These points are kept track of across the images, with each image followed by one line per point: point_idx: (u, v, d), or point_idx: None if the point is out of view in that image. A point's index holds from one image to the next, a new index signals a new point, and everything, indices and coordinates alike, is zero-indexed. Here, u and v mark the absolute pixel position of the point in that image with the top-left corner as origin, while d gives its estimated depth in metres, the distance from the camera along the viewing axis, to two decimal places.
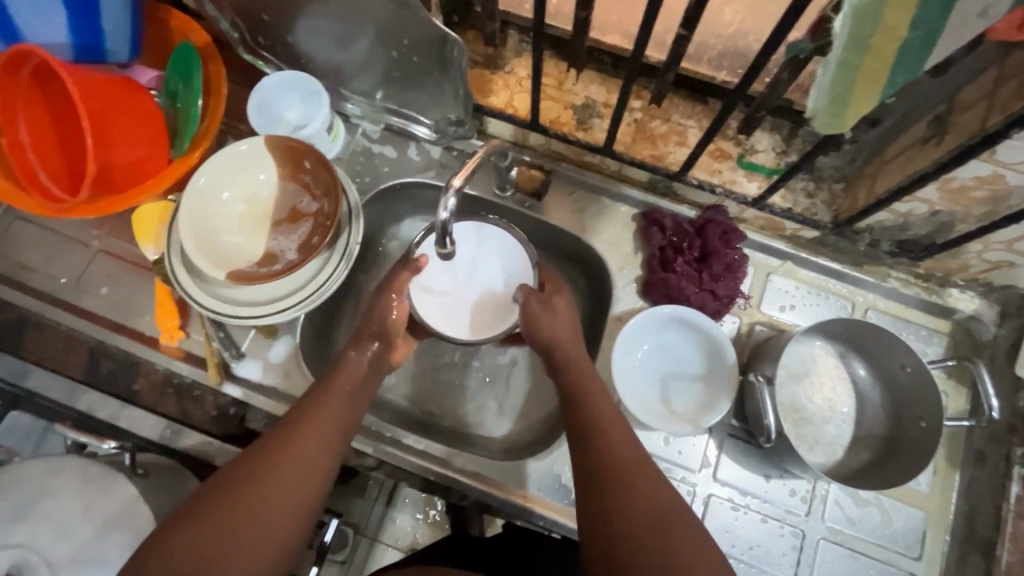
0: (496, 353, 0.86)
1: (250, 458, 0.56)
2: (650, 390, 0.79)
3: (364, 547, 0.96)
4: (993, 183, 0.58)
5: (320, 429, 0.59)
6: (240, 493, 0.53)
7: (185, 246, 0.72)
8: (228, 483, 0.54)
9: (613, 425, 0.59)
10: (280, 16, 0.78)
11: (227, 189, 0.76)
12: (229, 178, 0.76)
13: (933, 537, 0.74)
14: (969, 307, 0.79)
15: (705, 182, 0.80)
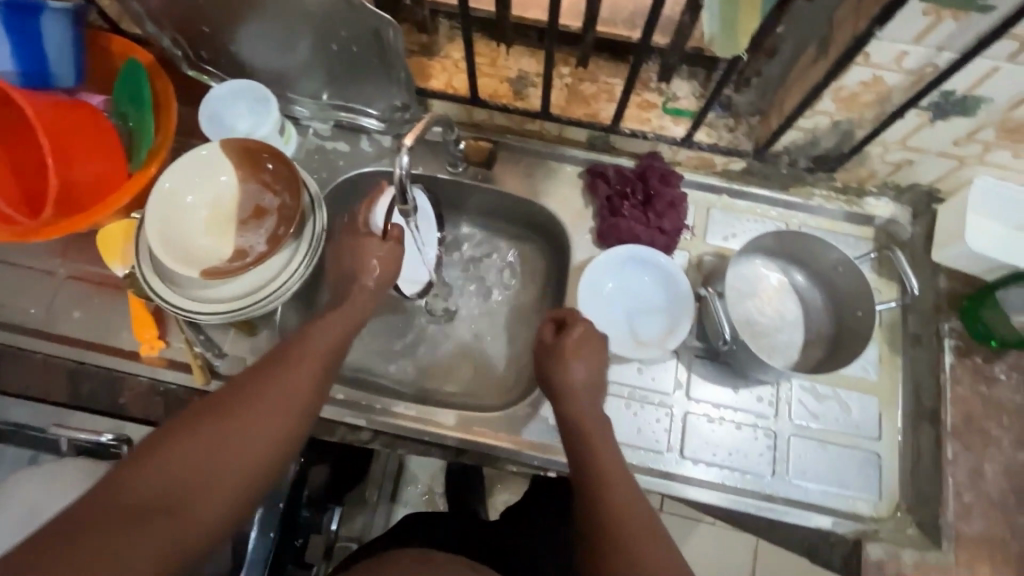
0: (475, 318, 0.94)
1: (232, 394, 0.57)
2: (616, 320, 0.85)
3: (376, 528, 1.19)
4: (876, 85, 0.67)
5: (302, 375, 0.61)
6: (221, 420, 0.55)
7: (154, 251, 0.75)
8: (211, 410, 0.56)
9: (619, 485, 0.61)
10: (221, 26, 0.82)
11: (191, 193, 0.80)
12: (191, 183, 0.79)
13: (889, 417, 0.81)
14: (886, 212, 0.87)
15: (637, 131, 0.87)
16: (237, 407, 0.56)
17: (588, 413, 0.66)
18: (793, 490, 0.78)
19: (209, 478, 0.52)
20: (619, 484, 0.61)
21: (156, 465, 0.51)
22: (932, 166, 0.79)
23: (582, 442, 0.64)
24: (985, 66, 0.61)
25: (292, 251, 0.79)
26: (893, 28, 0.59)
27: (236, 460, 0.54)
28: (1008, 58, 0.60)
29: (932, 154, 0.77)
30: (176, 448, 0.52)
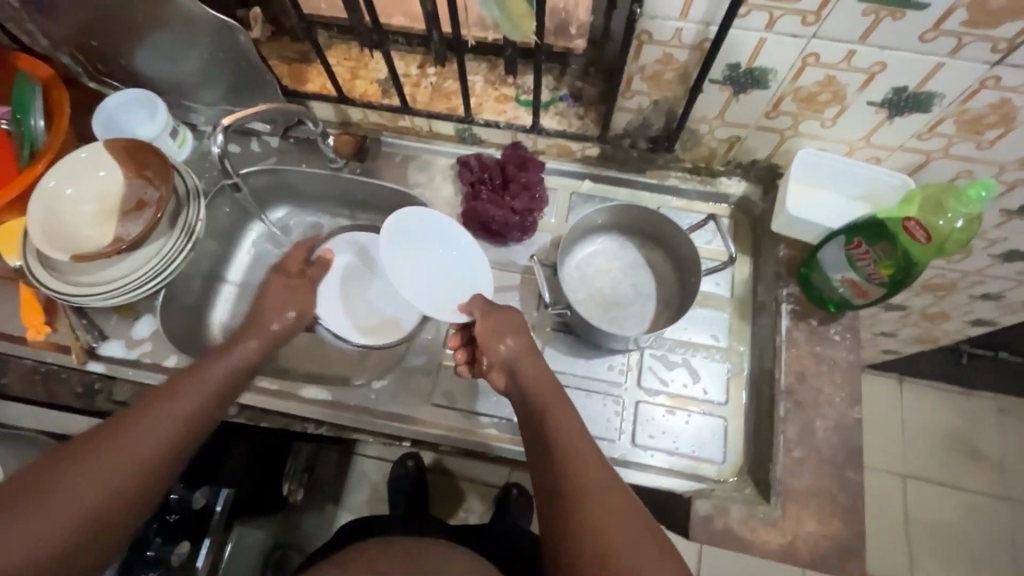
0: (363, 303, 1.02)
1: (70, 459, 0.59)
2: (439, 276, 0.87)
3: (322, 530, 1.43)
4: (669, 62, 0.73)
5: (183, 404, 0.66)
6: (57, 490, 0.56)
7: (30, 237, 0.81)
8: (70, 458, 0.59)
9: (593, 460, 0.65)
10: (109, 42, 0.91)
11: (71, 187, 0.87)
12: (74, 179, 0.87)
13: (735, 381, 0.84)
14: (738, 190, 0.92)
15: (492, 121, 0.93)
16: (78, 470, 0.58)
17: (566, 417, 0.69)
18: (639, 454, 0.81)
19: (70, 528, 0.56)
20: (584, 468, 0.64)
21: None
22: (760, 142, 0.85)
23: (567, 477, 0.65)
24: (753, 37, 0.67)
25: (164, 237, 0.87)
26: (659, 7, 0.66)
27: (125, 498, 0.59)
28: (767, 28, 0.66)
29: (753, 129, 0.82)
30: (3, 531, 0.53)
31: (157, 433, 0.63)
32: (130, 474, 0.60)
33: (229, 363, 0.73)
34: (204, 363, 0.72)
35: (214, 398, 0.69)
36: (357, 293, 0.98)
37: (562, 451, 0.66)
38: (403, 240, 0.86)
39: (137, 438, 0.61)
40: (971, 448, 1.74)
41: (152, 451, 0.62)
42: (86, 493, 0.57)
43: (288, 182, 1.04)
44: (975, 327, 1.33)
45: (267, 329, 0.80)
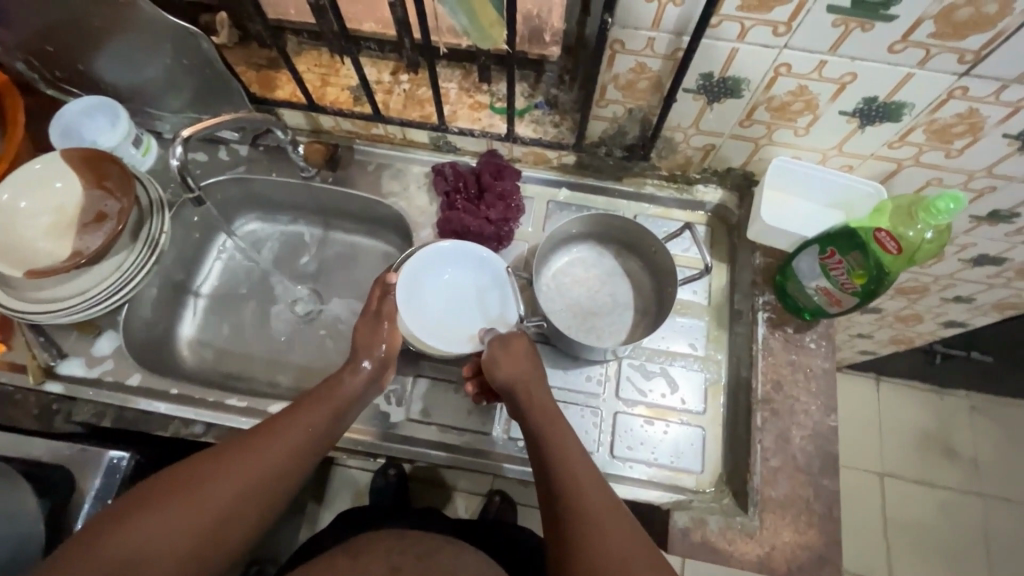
0: (336, 308, 1.01)
1: (205, 459, 0.63)
2: (446, 319, 0.86)
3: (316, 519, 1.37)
4: (644, 71, 0.72)
5: (283, 441, 0.67)
6: (172, 500, 0.59)
7: None
8: (195, 466, 0.62)
9: (599, 501, 0.62)
10: (64, 45, 0.87)
11: (26, 200, 0.83)
12: (29, 191, 0.83)
13: (713, 391, 0.83)
14: (714, 198, 0.93)
15: (467, 129, 0.92)
16: (200, 476, 0.61)
17: (568, 449, 0.67)
18: (618, 467, 0.80)
19: (142, 556, 0.56)
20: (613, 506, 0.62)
21: (121, 531, 0.56)
22: (734, 149, 0.84)
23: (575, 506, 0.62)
24: (725, 48, 0.66)
25: (128, 250, 0.83)
26: (627, 16, 0.64)
27: (186, 543, 0.58)
28: (740, 39, 0.65)
29: (728, 138, 0.82)
30: (141, 516, 0.57)
31: (253, 472, 0.63)
32: (219, 511, 0.60)
33: (333, 403, 0.72)
34: (322, 397, 0.73)
35: (324, 431, 0.70)
36: (458, 304, 0.87)
37: (559, 485, 0.64)
38: (415, 284, 0.85)
39: (245, 470, 0.63)
40: (948, 448, 1.72)
41: (232, 495, 0.61)
42: (179, 528, 0.58)
43: (259, 195, 1.02)
44: (948, 328, 1.35)
45: (362, 369, 0.76)
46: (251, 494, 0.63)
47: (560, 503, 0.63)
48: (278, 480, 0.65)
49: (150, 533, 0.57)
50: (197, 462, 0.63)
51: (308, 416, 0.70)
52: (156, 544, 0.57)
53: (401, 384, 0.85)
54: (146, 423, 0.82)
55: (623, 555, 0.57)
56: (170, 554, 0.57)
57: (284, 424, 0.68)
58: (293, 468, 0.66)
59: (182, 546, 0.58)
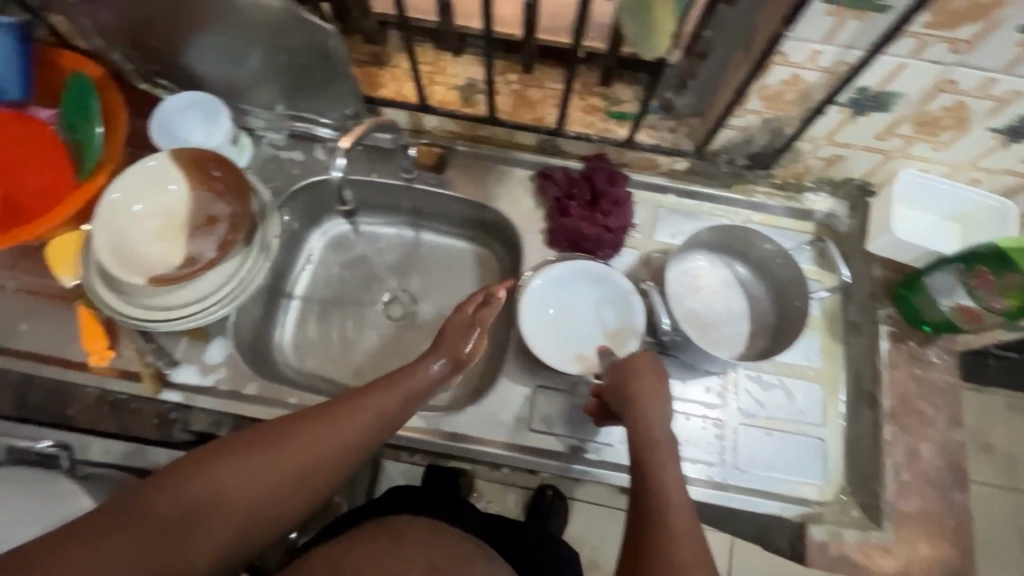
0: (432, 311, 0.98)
1: (288, 422, 0.60)
2: (572, 338, 0.84)
3: None
4: (796, 83, 0.70)
5: (349, 429, 0.61)
6: (248, 459, 0.56)
7: (103, 260, 0.76)
8: (279, 429, 0.59)
9: (679, 515, 0.57)
10: (166, 37, 0.83)
11: (140, 203, 0.80)
12: (141, 193, 0.80)
13: (831, 403, 0.84)
14: (824, 207, 0.91)
15: (582, 134, 0.90)
16: (279, 441, 0.58)
17: (659, 457, 0.63)
18: (740, 478, 0.80)
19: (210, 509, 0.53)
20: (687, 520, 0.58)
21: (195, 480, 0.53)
22: (861, 161, 0.83)
23: (656, 496, 0.59)
24: (893, 62, 0.65)
25: (243, 256, 0.80)
26: (802, 28, 0.63)
27: (241, 510, 0.55)
28: (913, 55, 0.63)
29: (860, 149, 0.80)
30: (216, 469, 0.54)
31: (316, 455, 0.59)
32: (277, 486, 0.57)
33: (407, 399, 0.66)
34: (396, 387, 0.66)
35: (392, 421, 0.65)
36: (578, 321, 0.85)
37: (640, 489, 0.61)
38: (535, 305, 0.84)
39: (308, 452, 0.59)
40: None
41: (293, 473, 0.58)
42: (240, 491, 0.55)
43: (351, 195, 0.99)
44: None
45: (428, 371, 0.68)
46: (308, 476, 0.59)
47: (640, 510, 0.60)
48: (339, 467, 0.61)
49: (215, 487, 0.54)
50: (269, 427, 0.59)
51: (391, 398, 0.65)
52: (216, 502, 0.54)
53: (519, 395, 0.83)
54: None
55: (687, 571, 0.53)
56: (226, 514, 0.54)
57: (365, 402, 0.63)
58: (355, 457, 0.62)
59: (236, 513, 0.55)
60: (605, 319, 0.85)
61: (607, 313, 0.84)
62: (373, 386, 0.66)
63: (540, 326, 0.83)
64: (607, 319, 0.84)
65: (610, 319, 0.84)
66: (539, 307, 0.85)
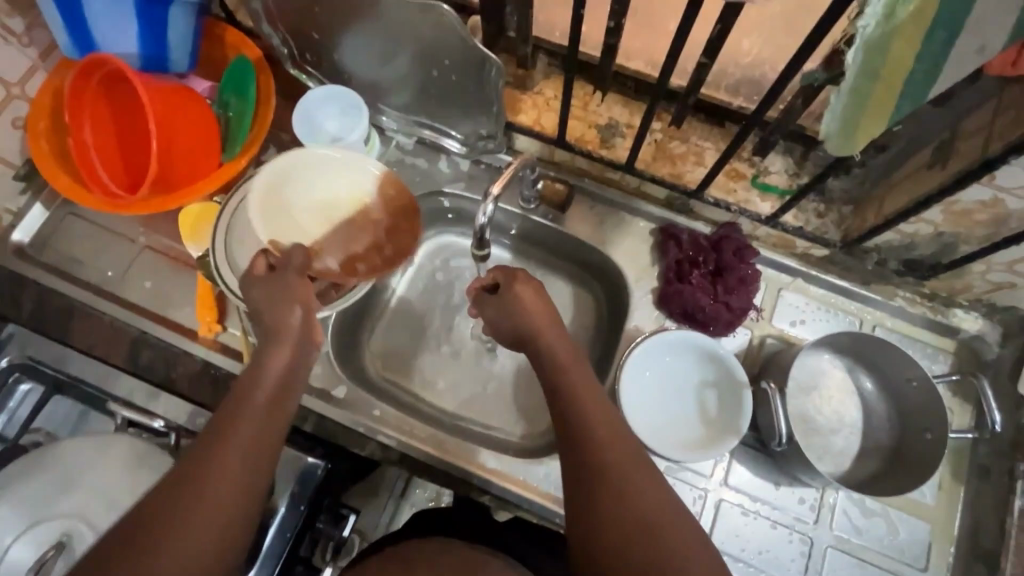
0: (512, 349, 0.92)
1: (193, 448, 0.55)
2: (666, 413, 0.80)
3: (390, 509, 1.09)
4: (995, 206, 0.63)
5: (240, 446, 0.55)
6: (170, 503, 0.51)
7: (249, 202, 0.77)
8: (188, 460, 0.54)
9: (624, 464, 0.56)
10: (327, 33, 0.83)
11: (310, 178, 0.82)
12: (316, 171, 0.82)
13: (938, 548, 0.76)
14: (972, 327, 0.82)
15: (721, 201, 0.85)
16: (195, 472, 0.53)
17: (616, 459, 0.56)
18: None
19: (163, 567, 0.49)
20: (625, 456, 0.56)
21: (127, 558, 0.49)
22: None
23: (593, 447, 0.57)
24: None
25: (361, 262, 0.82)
26: None
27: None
28: None
29: None
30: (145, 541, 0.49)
31: (219, 492, 0.53)
32: (199, 552, 0.51)
33: (276, 377, 0.61)
34: (261, 373, 0.61)
35: (276, 414, 0.60)
36: (677, 396, 0.81)
37: (595, 512, 0.54)
38: (638, 368, 0.81)
39: (210, 498, 0.52)
40: None
41: (208, 532, 0.51)
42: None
43: (463, 211, 0.96)
44: None
45: (292, 333, 0.64)
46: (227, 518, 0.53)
47: (602, 532, 0.53)
48: (252, 488, 0.55)
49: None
50: (142, 510, 0.52)
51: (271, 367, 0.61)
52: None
53: None
54: (346, 433, 0.83)
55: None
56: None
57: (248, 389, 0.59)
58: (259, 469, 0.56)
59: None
60: (707, 401, 0.80)
61: (710, 395, 0.80)
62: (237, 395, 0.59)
63: (638, 390, 0.80)
64: (709, 402, 0.80)
65: (711, 402, 0.80)
66: (640, 369, 0.81)
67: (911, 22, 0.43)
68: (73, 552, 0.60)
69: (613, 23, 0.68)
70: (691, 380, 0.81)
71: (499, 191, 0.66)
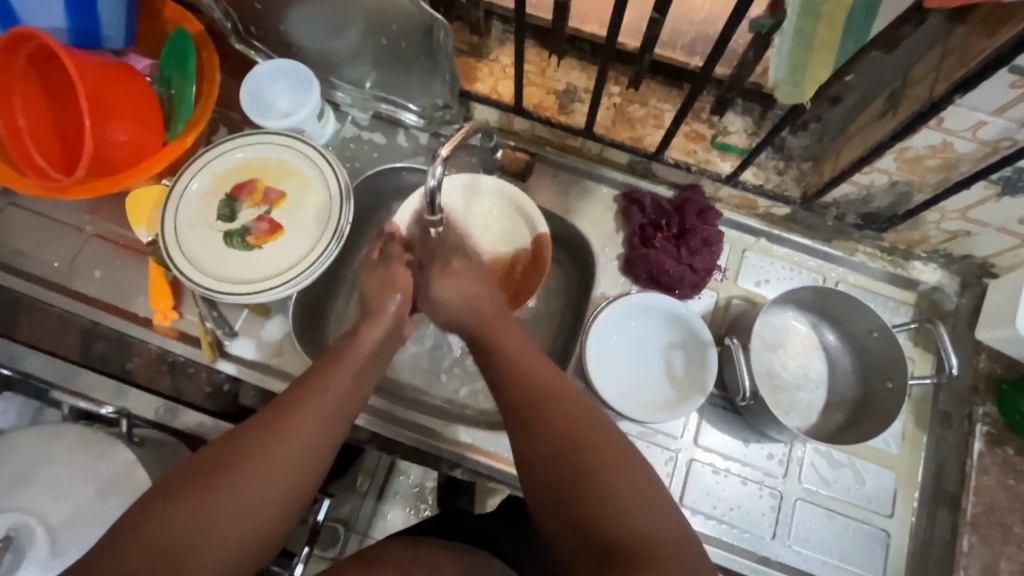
0: None
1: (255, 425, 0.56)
2: (635, 377, 0.80)
3: (369, 507, 1.06)
4: (944, 151, 0.63)
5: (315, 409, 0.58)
6: (224, 473, 0.52)
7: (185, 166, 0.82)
8: (247, 438, 0.55)
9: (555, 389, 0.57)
10: (271, 5, 0.79)
11: (243, 152, 0.84)
12: (253, 148, 0.84)
13: (903, 496, 0.77)
14: (931, 279, 0.83)
15: (681, 162, 0.84)
16: (248, 451, 0.54)
17: (533, 375, 0.58)
18: (792, 557, 0.75)
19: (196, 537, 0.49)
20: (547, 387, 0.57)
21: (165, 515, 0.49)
22: (989, 241, 0.74)
23: (509, 365, 0.59)
24: None
25: (317, 238, 0.80)
26: (975, 96, 0.56)
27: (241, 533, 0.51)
28: None
29: (992, 230, 0.72)
30: (189, 506, 0.50)
31: (289, 447, 0.55)
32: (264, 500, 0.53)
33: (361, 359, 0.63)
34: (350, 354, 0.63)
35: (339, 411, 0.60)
36: (645, 360, 0.81)
37: (532, 431, 0.55)
38: (607, 330, 0.80)
39: (286, 451, 0.54)
40: None
41: (275, 484, 0.53)
42: (225, 517, 0.50)
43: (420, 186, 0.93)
44: None
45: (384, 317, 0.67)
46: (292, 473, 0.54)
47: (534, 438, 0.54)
48: (320, 456, 0.57)
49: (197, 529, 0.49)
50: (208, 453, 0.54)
51: (346, 365, 0.62)
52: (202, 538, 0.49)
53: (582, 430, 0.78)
54: None
55: (617, 493, 0.49)
56: (218, 548, 0.50)
57: (323, 382, 0.60)
58: (330, 434, 0.58)
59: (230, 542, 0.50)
60: (675, 363, 0.80)
61: (677, 356, 0.80)
62: (323, 366, 0.62)
63: (605, 353, 0.80)
64: (677, 362, 0.80)
65: (678, 364, 0.80)
66: (608, 331, 0.81)
67: None
68: (21, 548, 0.58)
69: None
70: (659, 343, 0.81)
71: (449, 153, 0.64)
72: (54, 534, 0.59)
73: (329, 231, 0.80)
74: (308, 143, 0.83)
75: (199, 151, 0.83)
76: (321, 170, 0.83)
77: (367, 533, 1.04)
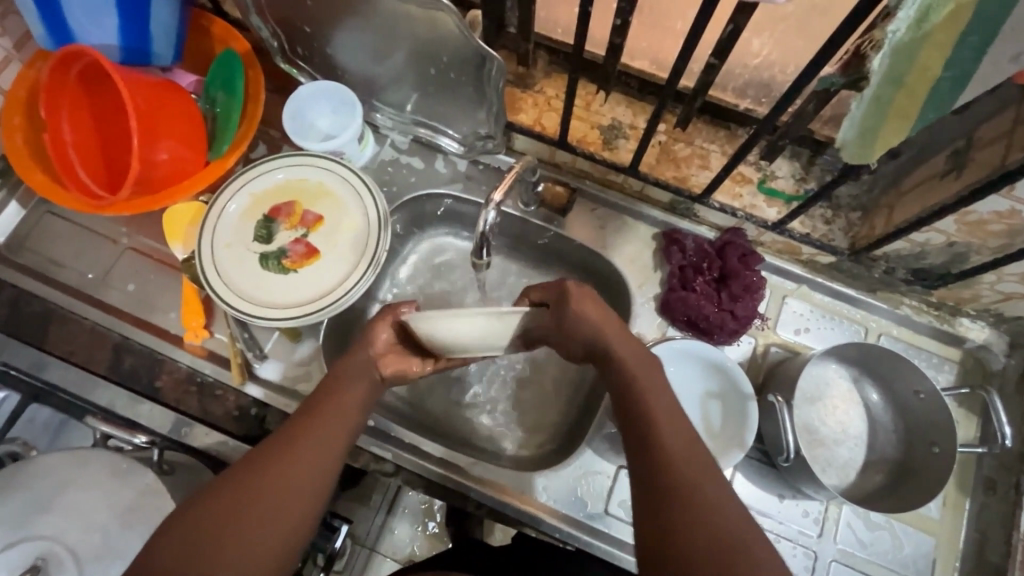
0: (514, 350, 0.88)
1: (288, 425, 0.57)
2: None
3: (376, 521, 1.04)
4: (1011, 217, 0.61)
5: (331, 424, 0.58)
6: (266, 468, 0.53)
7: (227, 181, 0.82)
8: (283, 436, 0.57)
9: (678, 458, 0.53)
10: (319, 28, 0.79)
11: (283, 171, 0.83)
12: (292, 167, 0.83)
13: (943, 562, 0.75)
14: (979, 336, 0.80)
15: (726, 205, 0.82)
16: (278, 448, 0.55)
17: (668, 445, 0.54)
18: None
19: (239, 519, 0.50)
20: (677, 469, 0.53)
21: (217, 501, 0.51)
22: None
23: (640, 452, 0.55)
24: None
25: (355, 262, 0.80)
26: None
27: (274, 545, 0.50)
28: None
29: None
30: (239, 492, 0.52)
31: (309, 467, 0.54)
32: (287, 533, 0.51)
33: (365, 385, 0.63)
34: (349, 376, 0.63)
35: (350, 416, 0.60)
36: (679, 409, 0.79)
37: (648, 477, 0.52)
38: None
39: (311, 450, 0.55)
40: None
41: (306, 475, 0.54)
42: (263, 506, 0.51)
43: (455, 212, 0.92)
44: None
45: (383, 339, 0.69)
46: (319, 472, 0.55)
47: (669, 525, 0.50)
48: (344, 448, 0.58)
49: (217, 554, 0.48)
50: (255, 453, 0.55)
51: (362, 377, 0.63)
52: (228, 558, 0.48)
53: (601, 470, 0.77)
54: None
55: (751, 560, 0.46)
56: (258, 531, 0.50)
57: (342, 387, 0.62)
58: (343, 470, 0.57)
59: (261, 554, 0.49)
60: (712, 415, 0.78)
61: (714, 405, 0.78)
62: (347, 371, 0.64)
63: None
64: (714, 413, 0.78)
65: (715, 415, 0.78)
66: None
67: (940, 29, 0.41)
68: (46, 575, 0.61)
69: (620, 21, 0.65)
70: (695, 392, 0.79)
71: (501, 197, 0.64)
72: (80, 562, 0.62)
73: (367, 256, 0.79)
74: (347, 166, 0.82)
75: (241, 169, 0.83)
76: (359, 195, 0.82)
77: (372, 548, 1.03)
